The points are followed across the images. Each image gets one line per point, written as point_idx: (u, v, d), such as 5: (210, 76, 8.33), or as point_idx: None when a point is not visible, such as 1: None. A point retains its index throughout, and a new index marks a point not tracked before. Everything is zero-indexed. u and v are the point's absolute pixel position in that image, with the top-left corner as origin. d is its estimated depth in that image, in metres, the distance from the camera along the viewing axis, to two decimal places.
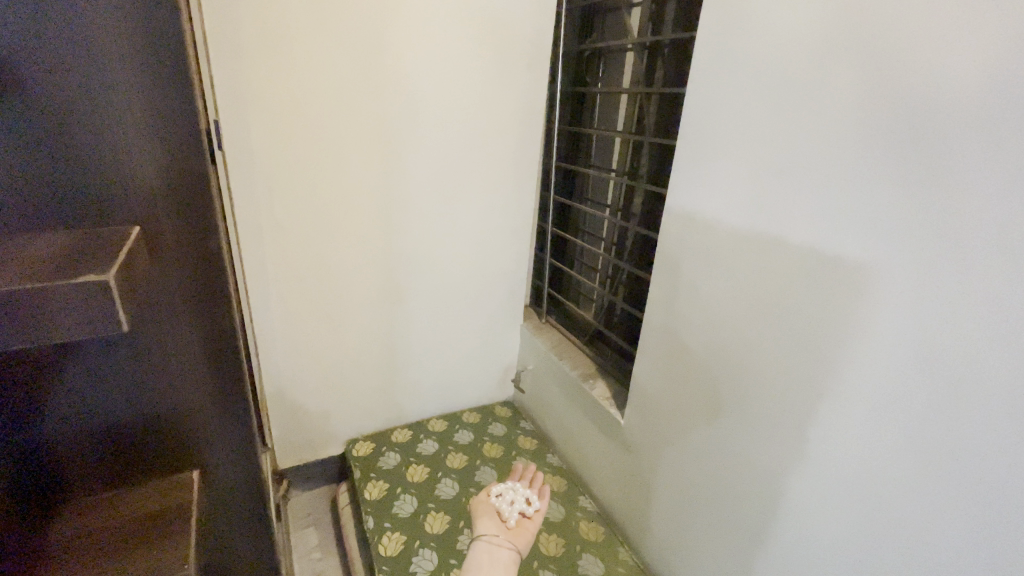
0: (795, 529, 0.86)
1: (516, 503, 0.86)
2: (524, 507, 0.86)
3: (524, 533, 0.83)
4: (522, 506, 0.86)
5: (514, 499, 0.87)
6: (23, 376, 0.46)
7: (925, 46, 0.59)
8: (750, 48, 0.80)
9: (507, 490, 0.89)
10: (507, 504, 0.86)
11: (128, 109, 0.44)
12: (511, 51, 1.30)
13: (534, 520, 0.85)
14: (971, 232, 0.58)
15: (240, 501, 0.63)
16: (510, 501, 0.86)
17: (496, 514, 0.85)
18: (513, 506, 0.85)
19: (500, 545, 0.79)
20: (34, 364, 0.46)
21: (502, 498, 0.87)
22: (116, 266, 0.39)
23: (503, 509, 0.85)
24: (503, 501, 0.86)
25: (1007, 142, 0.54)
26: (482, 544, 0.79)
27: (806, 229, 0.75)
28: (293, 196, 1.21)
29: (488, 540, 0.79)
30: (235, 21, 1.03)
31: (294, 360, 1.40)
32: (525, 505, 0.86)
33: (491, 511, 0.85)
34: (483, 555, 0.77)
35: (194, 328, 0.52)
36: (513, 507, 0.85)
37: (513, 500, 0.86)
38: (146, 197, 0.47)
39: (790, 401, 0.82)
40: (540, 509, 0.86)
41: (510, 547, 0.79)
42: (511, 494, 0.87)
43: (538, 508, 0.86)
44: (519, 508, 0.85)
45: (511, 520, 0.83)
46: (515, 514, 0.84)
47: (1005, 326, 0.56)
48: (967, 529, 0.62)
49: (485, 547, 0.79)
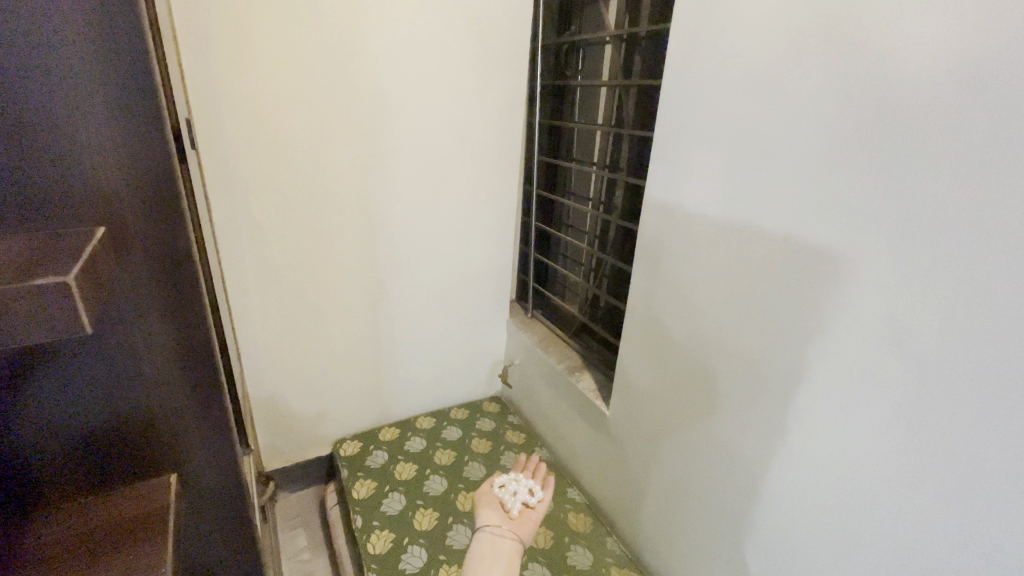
0: (775, 511, 0.88)
1: (520, 494, 0.84)
2: (528, 498, 0.84)
3: (528, 523, 0.82)
4: (525, 497, 0.84)
5: (518, 489, 0.85)
6: (19, 380, 0.46)
7: (891, 35, 0.61)
8: (723, 39, 0.81)
9: (510, 480, 0.87)
10: (510, 495, 0.84)
11: (86, 109, 0.43)
12: (491, 44, 1.30)
13: (536, 511, 0.84)
14: (937, 222, 0.60)
15: (216, 504, 0.62)
16: (512, 492, 0.84)
17: (500, 505, 0.84)
18: (515, 497, 0.83)
19: (503, 536, 0.79)
20: (30, 367, 0.46)
21: (506, 489, 0.85)
22: (79, 268, 0.38)
23: (506, 500, 0.84)
24: (506, 492, 0.85)
25: (969, 133, 0.56)
26: (483, 535, 0.79)
27: (780, 219, 0.77)
28: (270, 194, 1.20)
29: (490, 531, 0.79)
30: (207, 18, 1.01)
31: (277, 362, 1.38)
32: (529, 495, 0.85)
33: (495, 502, 0.85)
34: (485, 546, 0.77)
35: (169, 329, 0.52)
36: (516, 497, 0.84)
37: (516, 491, 0.85)
38: (112, 198, 0.46)
39: (769, 387, 0.84)
40: (542, 499, 0.85)
41: (513, 539, 0.79)
42: (513, 484, 0.85)
43: (541, 499, 0.85)
44: (521, 499, 0.83)
45: (515, 511, 0.82)
46: (517, 505, 0.83)
47: (968, 310, 0.58)
48: (938, 504, 0.65)
49: (488, 537, 0.79)
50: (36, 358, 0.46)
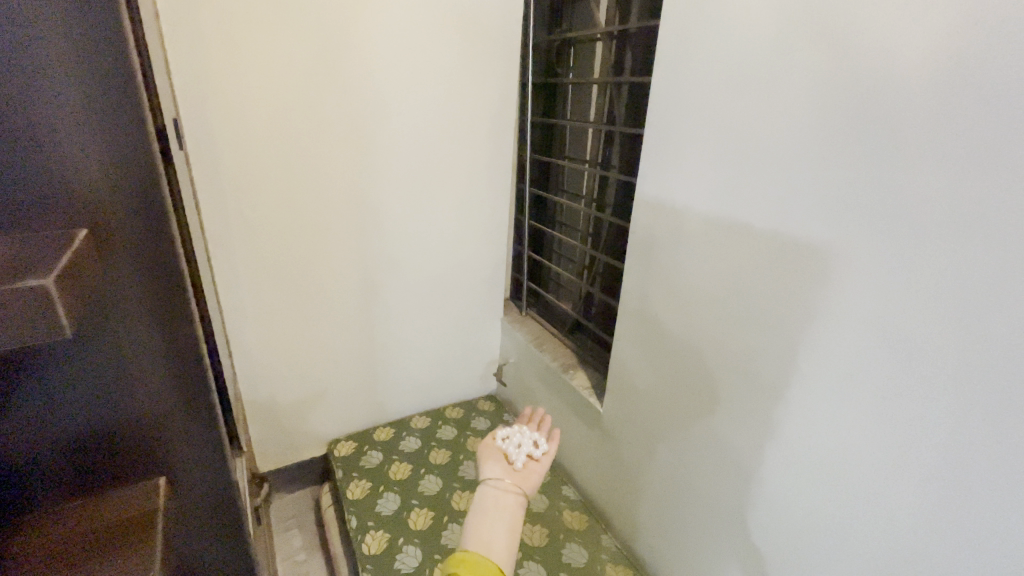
0: (767, 505, 0.88)
1: (524, 445, 0.80)
2: (532, 449, 0.80)
3: (532, 476, 0.77)
4: (529, 449, 0.80)
5: (521, 441, 0.80)
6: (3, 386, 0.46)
7: (876, 32, 0.61)
8: (711, 36, 0.81)
9: (514, 433, 0.82)
10: (514, 447, 0.80)
11: (64, 108, 0.43)
12: (481, 42, 1.29)
13: (541, 463, 0.79)
14: (922, 218, 0.60)
15: (205, 509, 0.62)
16: (516, 444, 0.80)
17: (502, 458, 0.79)
18: (519, 449, 0.79)
19: (506, 490, 0.73)
20: (15, 374, 0.46)
21: (509, 441, 0.81)
22: (59, 270, 0.37)
23: (509, 452, 0.79)
24: (510, 444, 0.80)
25: (952, 129, 0.56)
26: (487, 489, 0.73)
27: (769, 215, 0.77)
28: (260, 194, 1.19)
29: (494, 485, 0.73)
30: (194, 17, 1.01)
31: (270, 363, 1.38)
32: (533, 447, 0.80)
33: (497, 455, 0.79)
34: (488, 501, 0.72)
35: (156, 331, 0.51)
36: (520, 449, 0.79)
37: (520, 443, 0.80)
38: (94, 199, 0.46)
39: (760, 383, 0.85)
40: (547, 451, 0.80)
41: (516, 493, 0.73)
42: (517, 436, 0.81)
43: (546, 450, 0.80)
44: (526, 451, 0.79)
45: (518, 463, 0.77)
46: (522, 457, 0.78)
47: (952, 304, 0.59)
48: (924, 497, 0.66)
49: (490, 492, 0.73)
50: (22, 364, 0.46)
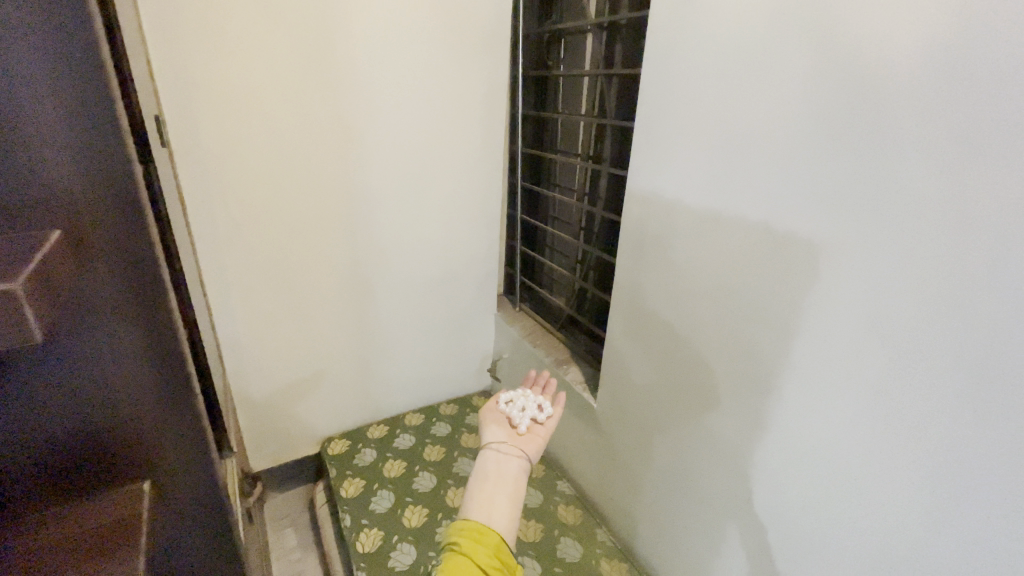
0: (759, 499, 0.89)
1: (528, 409, 0.81)
2: (536, 413, 0.81)
3: (535, 439, 0.77)
4: (533, 413, 0.81)
5: (526, 405, 0.81)
6: None
7: (864, 23, 0.60)
8: (699, 28, 0.80)
9: (518, 397, 0.83)
10: (518, 411, 0.81)
11: (36, 109, 0.42)
12: (470, 35, 1.27)
13: (545, 426, 0.80)
14: (910, 212, 0.60)
15: (190, 513, 0.61)
16: (520, 407, 0.81)
17: (506, 421, 0.79)
18: (523, 413, 0.80)
19: (510, 453, 0.72)
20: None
21: (513, 405, 0.82)
22: (27, 273, 0.36)
23: (513, 415, 0.80)
24: (514, 407, 0.81)
25: (940, 123, 0.56)
26: (490, 453, 0.73)
27: (759, 209, 0.77)
28: (248, 192, 1.18)
29: (497, 449, 0.73)
30: (175, 12, 0.99)
31: (261, 362, 1.37)
32: (537, 411, 0.81)
33: (501, 418, 0.80)
34: (490, 465, 0.71)
35: (135, 333, 0.50)
36: (524, 413, 0.80)
37: (524, 407, 0.81)
38: (67, 200, 0.45)
39: (752, 378, 0.85)
40: (551, 415, 0.82)
41: (520, 456, 0.73)
42: (522, 401, 0.82)
43: (550, 414, 0.82)
44: (530, 414, 0.80)
45: (522, 426, 0.78)
46: (526, 420, 0.79)
47: (941, 298, 0.59)
48: (913, 489, 0.66)
49: (493, 456, 0.72)
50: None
